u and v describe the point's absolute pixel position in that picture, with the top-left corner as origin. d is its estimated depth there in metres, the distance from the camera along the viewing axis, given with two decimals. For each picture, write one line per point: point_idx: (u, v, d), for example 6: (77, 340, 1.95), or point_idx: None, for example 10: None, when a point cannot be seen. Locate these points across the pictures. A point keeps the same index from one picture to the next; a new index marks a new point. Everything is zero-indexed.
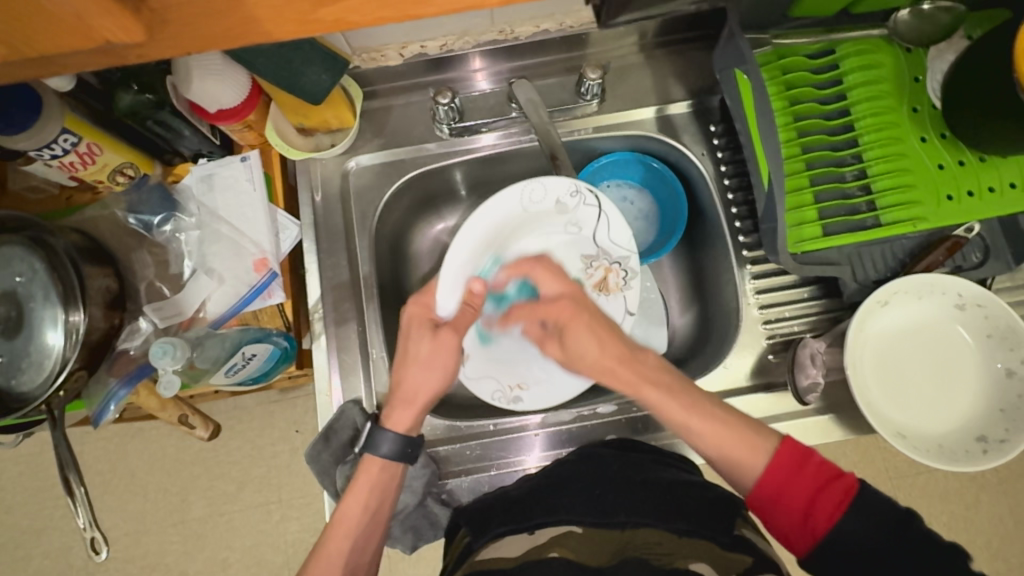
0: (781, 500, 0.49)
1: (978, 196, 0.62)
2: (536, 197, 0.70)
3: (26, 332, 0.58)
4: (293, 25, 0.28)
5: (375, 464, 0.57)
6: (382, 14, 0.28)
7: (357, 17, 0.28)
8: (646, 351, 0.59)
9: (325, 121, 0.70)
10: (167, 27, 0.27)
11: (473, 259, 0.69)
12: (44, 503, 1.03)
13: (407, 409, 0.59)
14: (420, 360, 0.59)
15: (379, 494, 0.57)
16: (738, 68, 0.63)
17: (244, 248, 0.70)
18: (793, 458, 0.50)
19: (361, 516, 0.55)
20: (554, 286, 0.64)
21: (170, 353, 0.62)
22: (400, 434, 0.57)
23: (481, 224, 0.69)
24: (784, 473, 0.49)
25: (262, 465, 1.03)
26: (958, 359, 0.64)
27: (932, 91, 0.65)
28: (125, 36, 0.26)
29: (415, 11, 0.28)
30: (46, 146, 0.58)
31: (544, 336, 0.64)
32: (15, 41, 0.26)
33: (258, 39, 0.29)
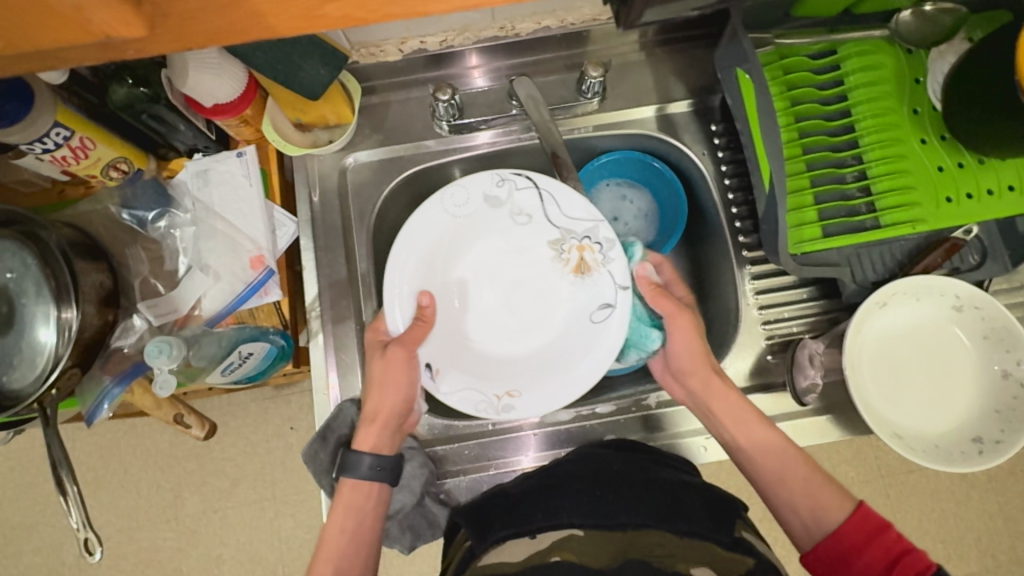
0: (853, 564, 0.50)
1: (978, 198, 0.62)
2: (461, 200, 0.66)
3: (17, 328, 0.57)
4: (297, 20, 0.28)
5: (348, 485, 0.60)
6: (389, 10, 0.28)
7: (363, 13, 0.28)
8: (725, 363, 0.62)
9: (323, 116, 0.69)
10: (167, 20, 0.26)
11: (419, 270, 0.65)
12: (36, 499, 1.02)
13: (374, 429, 0.61)
14: (383, 380, 0.61)
15: (355, 516, 0.59)
16: (740, 67, 0.62)
17: (240, 245, 0.70)
18: (870, 527, 0.51)
19: (341, 537, 0.58)
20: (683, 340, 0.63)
21: (166, 352, 0.61)
22: (368, 452, 0.60)
23: (422, 237, 0.65)
24: (859, 537, 0.51)
25: (256, 461, 1.03)
26: (954, 360, 0.64)
27: (933, 92, 0.65)
28: (124, 30, 0.25)
29: (423, 8, 0.28)
30: (38, 140, 0.57)
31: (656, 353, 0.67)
32: (10, 33, 0.25)
33: (262, 34, 0.28)
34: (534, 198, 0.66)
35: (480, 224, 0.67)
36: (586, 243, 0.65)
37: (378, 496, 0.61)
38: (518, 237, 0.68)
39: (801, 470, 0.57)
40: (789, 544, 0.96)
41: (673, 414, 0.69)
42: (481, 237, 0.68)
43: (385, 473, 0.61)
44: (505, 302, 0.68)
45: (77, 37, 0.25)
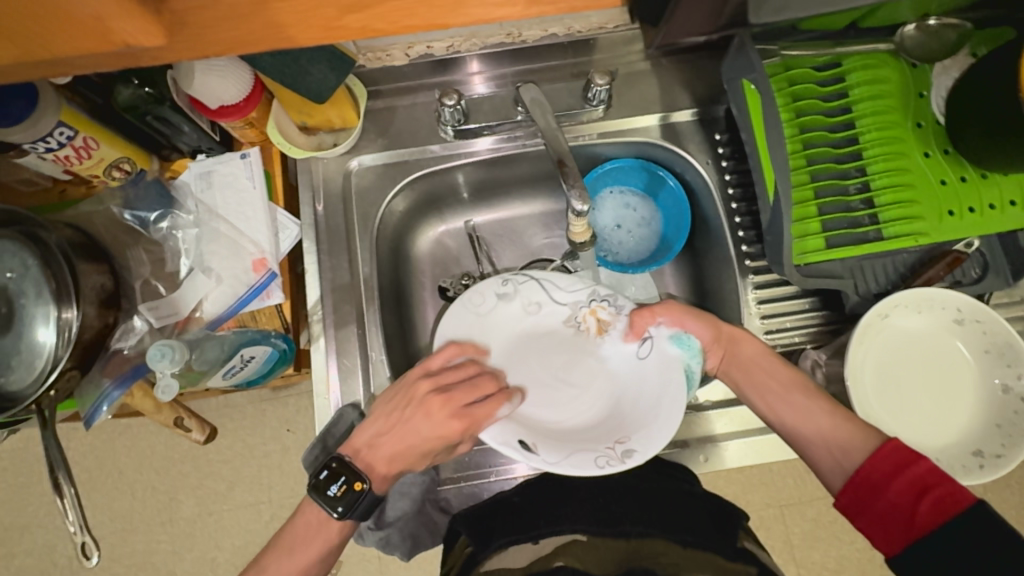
0: (884, 495, 0.51)
1: (980, 212, 0.63)
2: (478, 301, 0.66)
3: (16, 329, 0.56)
4: (318, 31, 0.32)
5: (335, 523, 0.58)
6: (405, 22, 0.33)
7: (382, 25, 0.33)
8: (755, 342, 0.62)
9: (328, 119, 0.69)
10: (186, 28, 0.30)
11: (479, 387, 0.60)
12: (29, 499, 1.01)
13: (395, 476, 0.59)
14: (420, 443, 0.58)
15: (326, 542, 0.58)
16: (746, 78, 0.63)
17: (242, 247, 0.69)
18: (896, 460, 0.51)
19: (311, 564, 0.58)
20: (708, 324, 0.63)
21: (168, 355, 0.61)
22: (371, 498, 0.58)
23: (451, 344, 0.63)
24: (887, 468, 0.51)
25: (252, 464, 1.02)
26: (956, 373, 0.65)
27: (937, 106, 0.66)
28: (143, 39, 0.29)
29: (441, 21, 0.33)
30: (42, 139, 0.57)
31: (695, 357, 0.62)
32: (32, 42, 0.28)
33: (281, 42, 0.32)
34: (536, 286, 0.67)
35: (496, 325, 0.66)
36: (597, 308, 0.66)
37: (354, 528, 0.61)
38: (535, 328, 0.67)
39: (826, 422, 0.57)
40: (786, 553, 0.96)
41: (674, 422, 0.69)
42: (502, 339, 0.66)
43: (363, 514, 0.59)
44: (561, 379, 0.65)
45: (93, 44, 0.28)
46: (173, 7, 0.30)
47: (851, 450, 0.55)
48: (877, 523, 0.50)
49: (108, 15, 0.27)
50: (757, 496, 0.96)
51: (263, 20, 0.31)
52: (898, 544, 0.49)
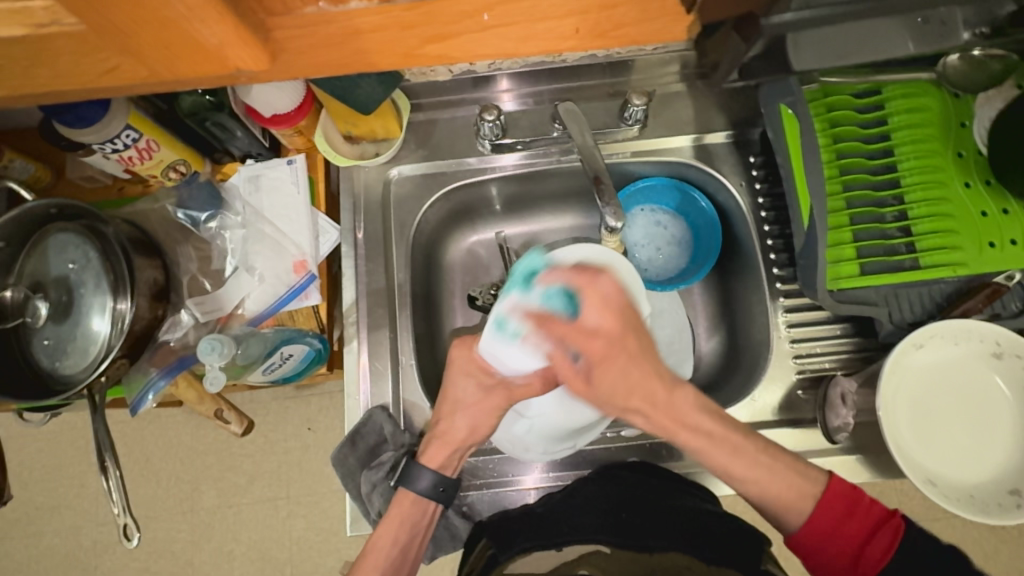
0: (837, 538, 0.53)
1: (1022, 245, 0.62)
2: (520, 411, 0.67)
3: (73, 316, 0.60)
4: (399, 57, 0.38)
5: (409, 498, 0.61)
6: (479, 52, 0.38)
7: (456, 53, 0.38)
8: (684, 389, 0.59)
9: (372, 130, 0.72)
10: (284, 54, 0.36)
11: (531, 436, 0.67)
12: (60, 481, 1.05)
13: (442, 448, 0.62)
14: (466, 404, 0.63)
15: (409, 530, 0.61)
16: (783, 102, 0.64)
17: (285, 249, 0.72)
18: (846, 500, 0.54)
19: (391, 549, 0.59)
20: (597, 316, 0.58)
21: (218, 349, 0.64)
22: (433, 471, 0.61)
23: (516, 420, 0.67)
24: (835, 516, 0.54)
25: (273, 460, 1.04)
26: (994, 408, 0.63)
27: (979, 137, 0.65)
28: (251, 62, 0.35)
29: (515, 49, 0.38)
30: (109, 141, 0.61)
31: (574, 374, 0.59)
32: (154, 62, 0.34)
33: (363, 66, 0.38)
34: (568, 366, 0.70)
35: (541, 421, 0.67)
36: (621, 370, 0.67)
37: (433, 512, 0.63)
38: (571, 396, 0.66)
39: (772, 486, 0.56)
40: None
41: None
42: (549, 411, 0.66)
43: (444, 493, 0.62)
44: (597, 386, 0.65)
45: (210, 67, 0.35)
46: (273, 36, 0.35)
47: (790, 506, 0.56)
48: (825, 566, 0.54)
49: (228, 46, 0.33)
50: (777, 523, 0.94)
51: (350, 48, 0.37)
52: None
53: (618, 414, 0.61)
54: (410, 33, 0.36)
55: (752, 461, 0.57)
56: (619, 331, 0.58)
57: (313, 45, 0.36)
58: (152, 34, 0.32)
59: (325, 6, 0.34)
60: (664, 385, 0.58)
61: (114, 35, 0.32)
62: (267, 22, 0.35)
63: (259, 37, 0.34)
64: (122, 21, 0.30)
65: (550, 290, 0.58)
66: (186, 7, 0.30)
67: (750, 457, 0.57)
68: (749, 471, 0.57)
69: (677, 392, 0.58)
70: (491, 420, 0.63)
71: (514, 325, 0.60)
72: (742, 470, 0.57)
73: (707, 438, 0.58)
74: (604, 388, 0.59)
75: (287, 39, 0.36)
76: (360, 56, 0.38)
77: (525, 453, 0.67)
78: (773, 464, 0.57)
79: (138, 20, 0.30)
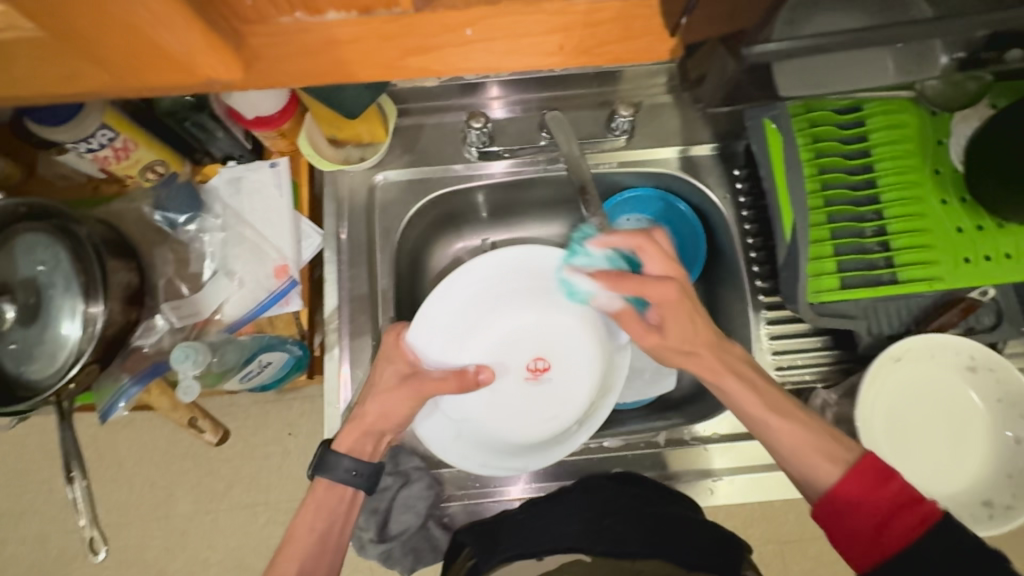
0: (853, 514, 0.50)
1: (995, 261, 0.63)
2: (449, 415, 0.67)
3: (42, 320, 0.58)
4: (380, 68, 0.36)
5: (322, 485, 0.58)
6: (464, 67, 0.37)
7: (438, 67, 0.36)
8: (733, 342, 0.61)
9: (358, 134, 0.71)
10: (259, 61, 0.35)
11: (463, 443, 0.66)
12: (28, 485, 1.01)
13: (353, 431, 0.60)
14: (379, 389, 0.61)
15: (325, 517, 0.58)
16: (767, 117, 0.65)
17: (266, 253, 0.71)
18: (873, 473, 0.51)
19: (309, 536, 0.57)
20: (659, 265, 0.60)
21: (191, 357, 0.62)
22: (346, 455, 0.58)
23: (445, 430, 0.66)
24: (859, 488, 0.51)
25: (252, 465, 1.02)
26: (969, 421, 0.64)
27: (955, 155, 0.66)
28: (221, 70, 0.33)
29: (498, 63, 0.37)
30: (84, 140, 0.60)
31: (645, 329, 0.62)
32: (120, 72, 0.33)
33: (341, 77, 0.36)
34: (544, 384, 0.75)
35: (472, 432, 0.67)
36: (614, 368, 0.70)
37: (353, 499, 0.59)
38: (497, 399, 0.69)
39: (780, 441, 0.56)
40: None
41: (681, 453, 0.69)
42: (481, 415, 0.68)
43: (361, 479, 0.59)
44: (527, 396, 0.69)
45: (181, 77, 0.33)
46: (246, 43, 0.34)
47: (810, 458, 0.55)
48: (847, 541, 0.50)
49: (197, 54, 0.32)
50: (759, 532, 0.95)
51: (333, 57, 0.35)
52: (867, 562, 0.49)
53: (679, 361, 0.61)
54: (388, 44, 0.35)
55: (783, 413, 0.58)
56: (682, 276, 0.60)
57: (290, 55, 0.35)
58: (117, 43, 0.30)
59: (301, 16, 0.34)
60: (716, 334, 0.61)
61: (78, 42, 0.30)
62: (242, 29, 0.34)
63: (231, 43, 0.33)
64: (88, 27, 0.29)
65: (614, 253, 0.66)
66: (150, 12, 0.28)
67: (792, 415, 0.57)
68: (784, 422, 0.57)
69: (727, 337, 0.61)
70: (404, 409, 0.61)
71: (581, 290, 0.68)
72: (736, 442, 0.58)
73: (738, 378, 0.59)
74: (673, 335, 0.60)
75: (262, 45, 0.34)
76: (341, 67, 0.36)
77: (459, 461, 0.65)
78: (777, 417, 0.57)
79: (105, 27, 0.29)
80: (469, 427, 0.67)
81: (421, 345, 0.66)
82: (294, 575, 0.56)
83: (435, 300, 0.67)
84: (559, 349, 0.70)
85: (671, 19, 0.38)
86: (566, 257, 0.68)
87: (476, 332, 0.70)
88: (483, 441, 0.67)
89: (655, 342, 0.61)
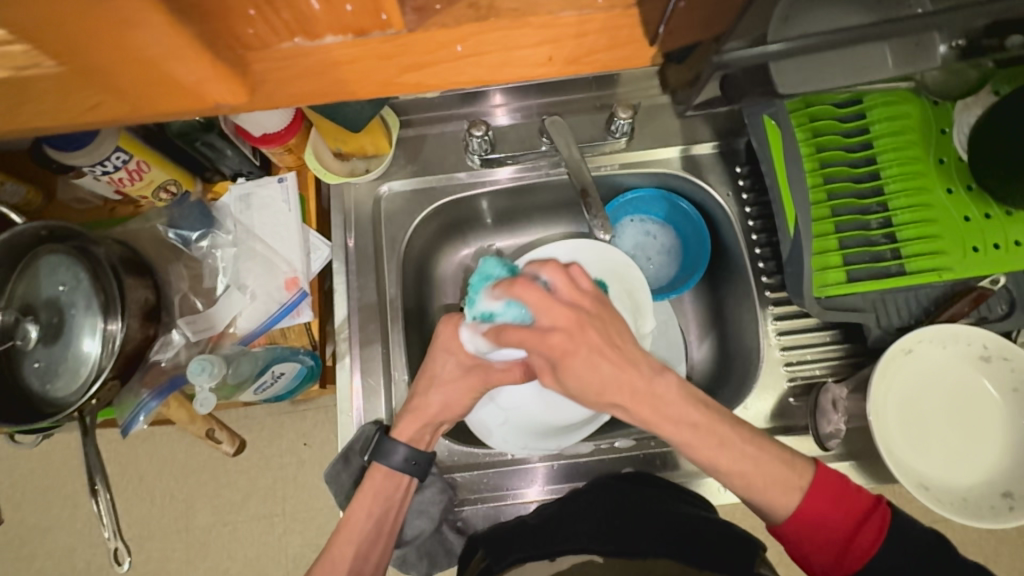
0: (823, 531, 0.52)
1: (1004, 249, 0.62)
2: (505, 401, 0.71)
3: (64, 338, 0.60)
4: (378, 85, 0.34)
5: (380, 472, 0.63)
6: (457, 80, 0.35)
7: (434, 81, 0.35)
8: (668, 374, 0.55)
9: (362, 146, 0.72)
10: (266, 84, 0.32)
11: (511, 432, 0.69)
12: (52, 502, 1.03)
13: (413, 422, 0.64)
14: (442, 380, 0.65)
15: (382, 503, 0.63)
16: (767, 114, 0.64)
17: (276, 266, 0.72)
18: (834, 489, 0.53)
19: (366, 522, 0.61)
20: (549, 314, 0.53)
21: (208, 370, 0.64)
22: (408, 445, 0.63)
23: (496, 416, 0.71)
24: (824, 505, 0.53)
25: (269, 476, 1.04)
26: (983, 411, 0.64)
27: (959, 143, 0.66)
28: (230, 96, 0.31)
29: (489, 77, 0.35)
30: (100, 163, 0.62)
31: (545, 368, 0.56)
32: (134, 103, 0.31)
33: (343, 95, 0.34)
34: None
35: (523, 421, 0.70)
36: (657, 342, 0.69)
37: (407, 486, 0.64)
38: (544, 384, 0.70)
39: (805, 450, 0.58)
40: None
41: None
42: (528, 396, 0.72)
43: (416, 468, 0.63)
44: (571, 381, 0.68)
45: (191, 104, 0.31)
46: (252, 68, 0.31)
47: (775, 501, 0.53)
48: (815, 553, 0.53)
49: (206, 82, 0.30)
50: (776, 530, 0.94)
51: (330, 78, 0.32)
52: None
53: (600, 406, 0.56)
54: (388, 63, 0.32)
55: (737, 454, 0.55)
56: (574, 323, 0.53)
57: (294, 78, 0.32)
58: (129, 75, 0.28)
59: (302, 41, 0.30)
60: (641, 375, 0.54)
61: (91, 78, 0.29)
62: (245, 55, 0.30)
63: (237, 72, 0.30)
64: (101, 61, 0.27)
65: (507, 302, 0.58)
66: (163, 47, 0.26)
67: (736, 449, 0.54)
68: (735, 464, 0.54)
69: (657, 379, 0.55)
70: (465, 400, 0.66)
71: (485, 307, 0.60)
72: (728, 465, 0.54)
73: (692, 429, 0.54)
74: (574, 377, 0.54)
75: (269, 69, 0.31)
76: (341, 86, 0.34)
77: (503, 444, 0.68)
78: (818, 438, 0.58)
79: (114, 62, 0.27)
80: (520, 413, 0.71)
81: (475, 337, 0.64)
82: (352, 559, 0.60)
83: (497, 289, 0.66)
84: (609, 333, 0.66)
85: (649, 28, 0.33)
86: (468, 312, 0.63)
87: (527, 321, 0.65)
88: (530, 430, 0.69)
89: (551, 381, 0.57)
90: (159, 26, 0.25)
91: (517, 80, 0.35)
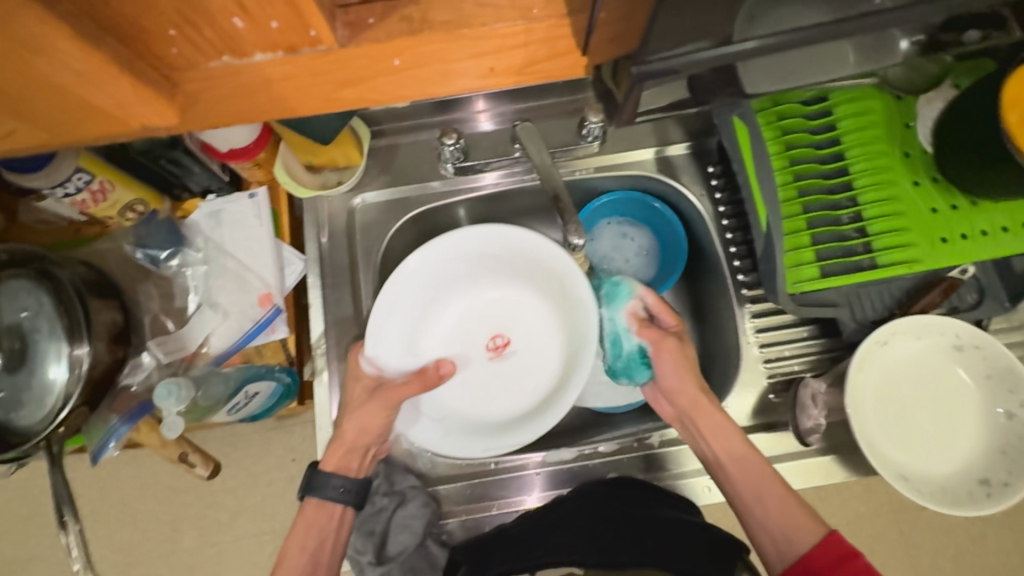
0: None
1: (973, 239, 0.63)
2: (433, 411, 0.68)
3: (28, 366, 0.58)
4: (321, 101, 0.33)
5: (312, 504, 0.61)
6: (399, 93, 0.34)
7: (376, 95, 0.34)
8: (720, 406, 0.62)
9: (333, 158, 0.71)
10: (198, 105, 0.32)
11: (452, 430, 0.66)
12: (32, 531, 1.00)
13: (337, 449, 0.62)
14: (353, 407, 0.63)
15: (316, 535, 0.60)
16: (735, 114, 0.66)
17: (249, 282, 0.71)
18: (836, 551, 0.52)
19: (302, 556, 0.59)
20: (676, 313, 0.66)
21: (174, 393, 0.63)
22: (336, 472, 0.61)
23: (431, 421, 0.67)
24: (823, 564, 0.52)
25: (255, 494, 1.02)
26: (959, 400, 0.64)
27: (923, 137, 0.67)
28: (158, 119, 0.31)
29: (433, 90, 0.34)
30: (60, 184, 0.59)
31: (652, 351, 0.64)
32: (57, 125, 0.31)
33: (283, 112, 0.33)
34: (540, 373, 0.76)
35: (458, 420, 0.68)
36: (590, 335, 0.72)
37: (343, 515, 0.61)
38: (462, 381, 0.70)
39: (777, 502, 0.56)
40: None
41: (676, 452, 0.69)
42: (456, 397, 0.69)
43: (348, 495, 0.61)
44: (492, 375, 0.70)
45: (115, 128, 0.31)
46: (181, 88, 0.31)
47: (795, 538, 0.54)
48: None
49: (128, 103, 0.29)
50: None
51: (266, 96, 0.32)
52: None
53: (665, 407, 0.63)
54: (322, 80, 0.32)
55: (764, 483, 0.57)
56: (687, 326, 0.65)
57: (226, 99, 0.32)
58: (46, 98, 0.28)
59: (229, 60, 0.30)
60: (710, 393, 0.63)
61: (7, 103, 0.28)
62: (173, 75, 0.30)
63: (162, 92, 0.30)
64: (10, 85, 0.27)
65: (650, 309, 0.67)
66: (74, 71, 0.26)
67: (774, 488, 0.57)
68: (775, 498, 0.56)
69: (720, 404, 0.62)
70: (378, 420, 0.63)
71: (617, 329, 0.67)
72: (775, 506, 0.56)
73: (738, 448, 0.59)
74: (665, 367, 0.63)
75: (197, 89, 0.31)
76: (280, 104, 0.33)
77: (453, 448, 0.64)
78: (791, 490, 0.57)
79: (30, 87, 0.27)
80: (452, 417, 0.68)
81: (381, 355, 0.66)
82: None
83: (383, 315, 0.66)
84: (509, 322, 0.73)
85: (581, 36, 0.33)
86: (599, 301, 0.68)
87: (432, 325, 0.72)
88: (471, 430, 0.67)
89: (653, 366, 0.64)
90: (67, 47, 0.25)
91: (462, 91, 0.34)
